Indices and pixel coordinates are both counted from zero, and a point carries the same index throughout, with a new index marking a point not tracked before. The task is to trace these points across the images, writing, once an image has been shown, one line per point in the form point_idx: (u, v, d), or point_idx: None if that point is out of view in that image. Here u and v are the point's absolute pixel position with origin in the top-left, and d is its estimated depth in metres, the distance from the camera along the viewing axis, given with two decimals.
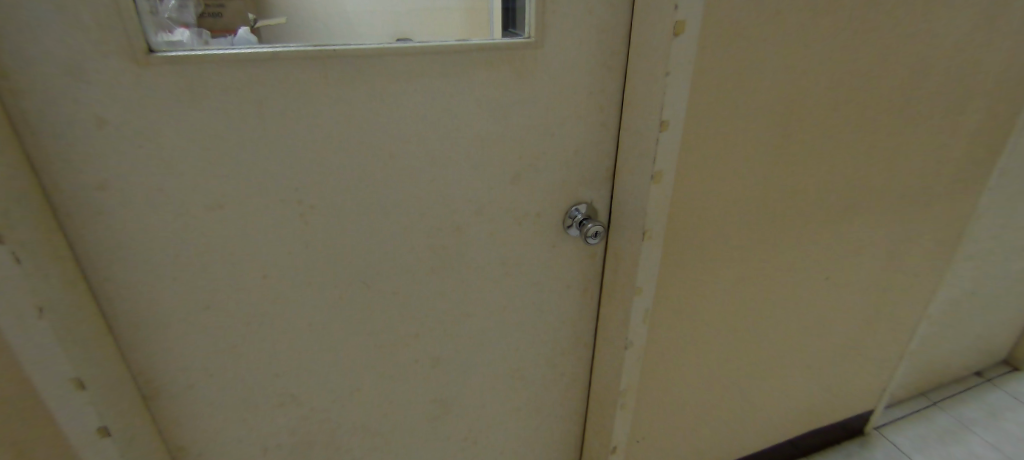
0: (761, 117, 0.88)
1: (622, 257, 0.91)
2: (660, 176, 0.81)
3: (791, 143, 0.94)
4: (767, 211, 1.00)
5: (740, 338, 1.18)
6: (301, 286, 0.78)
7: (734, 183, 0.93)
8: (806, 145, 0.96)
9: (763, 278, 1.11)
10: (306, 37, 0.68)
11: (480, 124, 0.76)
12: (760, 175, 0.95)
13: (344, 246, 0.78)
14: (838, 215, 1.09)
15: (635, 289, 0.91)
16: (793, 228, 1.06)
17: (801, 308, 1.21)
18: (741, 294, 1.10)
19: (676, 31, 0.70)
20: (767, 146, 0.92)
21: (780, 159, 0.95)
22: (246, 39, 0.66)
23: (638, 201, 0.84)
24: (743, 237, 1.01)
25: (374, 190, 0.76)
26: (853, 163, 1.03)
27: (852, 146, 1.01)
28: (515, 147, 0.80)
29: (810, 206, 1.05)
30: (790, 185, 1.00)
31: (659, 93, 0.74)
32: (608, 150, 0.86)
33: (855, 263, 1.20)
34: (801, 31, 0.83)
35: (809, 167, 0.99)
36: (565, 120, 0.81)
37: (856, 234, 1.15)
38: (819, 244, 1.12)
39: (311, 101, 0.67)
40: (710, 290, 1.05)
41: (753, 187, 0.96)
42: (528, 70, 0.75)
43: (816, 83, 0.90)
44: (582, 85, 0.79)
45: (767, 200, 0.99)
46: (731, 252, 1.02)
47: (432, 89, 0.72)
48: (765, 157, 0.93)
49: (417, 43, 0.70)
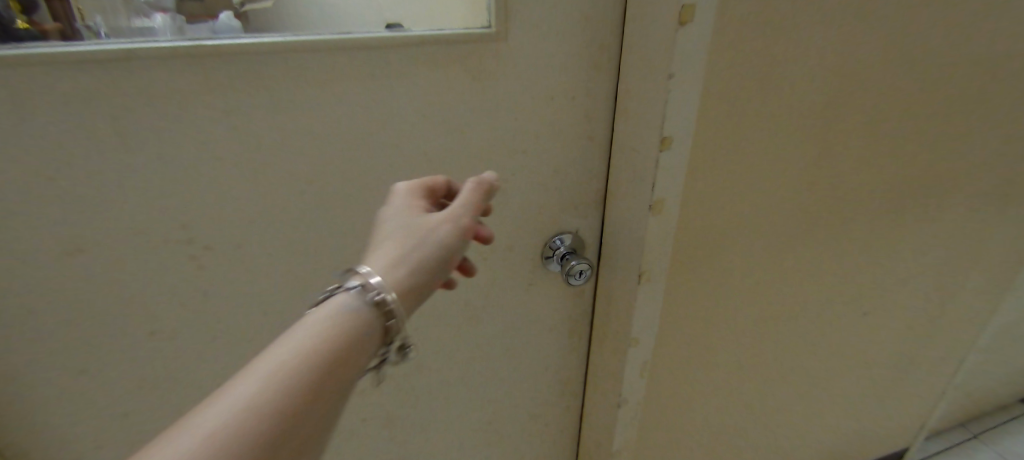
0: (789, 127, 0.70)
1: (615, 298, 0.74)
2: (660, 206, 0.63)
3: (826, 159, 0.76)
4: (794, 242, 0.83)
5: (757, 379, 1.00)
6: (203, 342, 0.62)
7: (753, 207, 0.75)
8: (844, 161, 0.77)
9: (785, 312, 0.93)
10: (292, 25, 0.53)
11: (428, 139, 0.59)
12: (786, 199, 0.77)
13: (252, 294, 0.61)
14: (880, 242, 0.91)
15: (627, 338, 0.74)
16: (822, 253, 0.88)
17: (827, 343, 1.04)
18: (760, 332, 0.93)
19: (682, 19, 0.51)
20: (795, 162, 0.74)
21: (808, 177, 0.76)
22: (228, 29, 0.51)
23: (632, 234, 0.67)
24: (763, 267, 0.83)
25: (293, 225, 0.59)
26: (901, 181, 0.85)
27: (901, 160, 0.82)
28: (475, 167, 0.63)
29: (844, 229, 0.86)
30: (822, 205, 0.81)
31: (660, 103, 0.56)
32: (596, 167, 0.69)
33: (896, 290, 1.02)
34: (846, 17, 0.64)
35: (845, 183, 0.80)
36: (538, 132, 0.63)
37: (898, 258, 0.96)
38: (854, 275, 0.94)
39: (190, 117, 0.49)
40: (721, 332, 0.88)
41: (776, 212, 0.78)
42: (487, 72, 0.58)
43: (861, 83, 0.70)
44: (559, 89, 0.61)
45: (792, 224, 0.81)
46: (747, 286, 0.84)
47: (360, 95, 0.54)
48: (791, 174, 0.75)
49: (364, 33, 0.53)
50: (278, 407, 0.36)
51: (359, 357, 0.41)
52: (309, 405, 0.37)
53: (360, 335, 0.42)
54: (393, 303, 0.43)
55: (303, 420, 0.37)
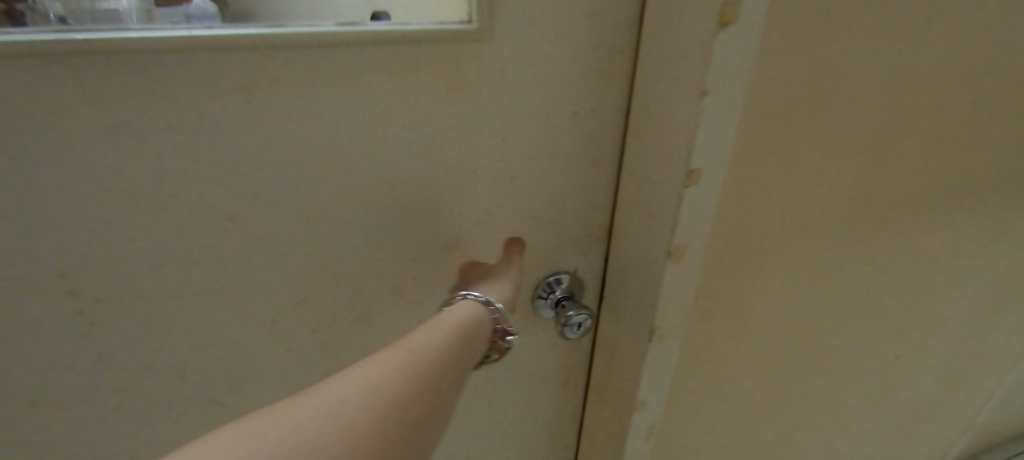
0: (848, 159, 0.56)
1: (618, 351, 0.62)
2: (680, 253, 0.50)
3: (891, 198, 0.61)
4: (841, 292, 0.69)
5: (780, 436, 0.87)
6: (100, 419, 0.47)
7: (794, 253, 0.62)
8: (913, 201, 0.63)
9: (822, 368, 0.79)
10: (261, 14, 0.42)
11: (391, 164, 0.47)
12: (839, 245, 0.63)
13: (163, 367, 0.47)
14: (944, 292, 0.76)
15: (631, 400, 0.62)
16: (877, 306, 0.73)
17: (869, 403, 0.89)
18: (790, 389, 0.79)
19: (723, 20, 0.38)
20: (852, 201, 0.60)
21: (867, 220, 0.62)
22: (205, 13, 0.41)
23: (644, 281, 0.55)
24: (801, 320, 0.70)
25: (215, 274, 0.45)
26: (980, 225, 0.70)
27: (982, 202, 0.67)
28: (452, 196, 0.51)
29: (906, 278, 0.71)
30: (881, 252, 0.66)
31: (689, 127, 0.44)
32: (600, 196, 0.57)
33: (955, 346, 0.87)
34: (931, 25, 0.50)
35: (913, 227, 0.65)
36: (530, 154, 0.52)
37: (964, 311, 0.81)
38: (911, 329, 0.80)
39: (55, 132, 0.35)
40: (745, 389, 0.75)
41: (822, 258, 0.64)
42: (466, 80, 0.45)
43: (941, 106, 0.56)
44: (557, 102, 0.50)
45: (841, 273, 0.67)
46: (779, 340, 0.71)
47: (301, 112, 0.41)
48: (846, 216, 0.61)
49: (301, 27, 0.39)
50: (421, 369, 0.40)
51: (466, 355, 0.44)
52: (428, 391, 0.39)
53: (477, 329, 0.47)
54: (501, 311, 0.49)
55: (420, 408, 0.38)
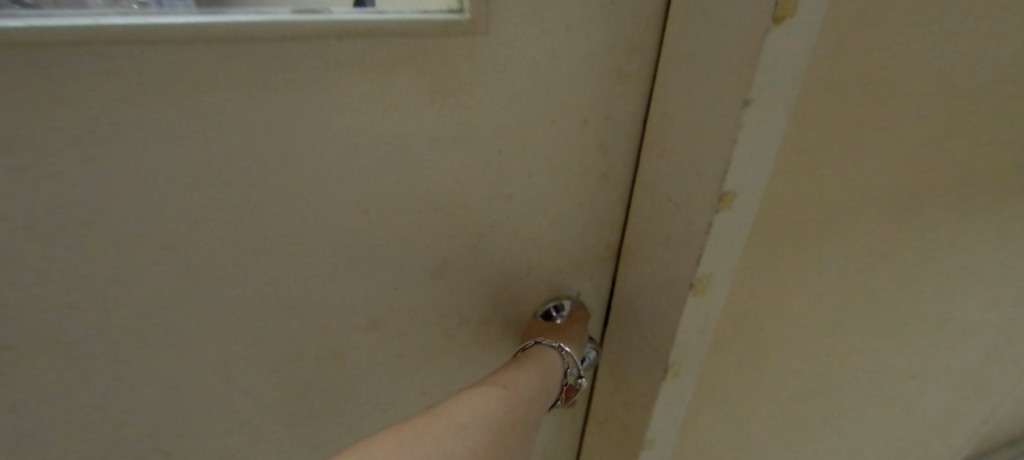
0: (889, 174, 0.50)
1: (625, 383, 0.56)
2: (704, 285, 0.44)
3: (936, 219, 0.55)
4: (874, 320, 0.63)
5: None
6: None
7: (821, 276, 0.56)
8: (960, 222, 0.56)
9: (849, 399, 0.72)
10: None
11: (367, 181, 0.40)
12: (872, 267, 0.57)
13: (89, 418, 0.39)
14: (986, 320, 0.69)
15: (639, 437, 0.56)
16: (911, 333, 0.66)
17: (896, 435, 0.82)
18: (811, 419, 0.73)
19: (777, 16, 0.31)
20: (892, 222, 0.54)
21: (907, 242, 0.56)
22: None
23: (660, 312, 0.48)
24: (825, 347, 0.64)
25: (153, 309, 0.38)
26: None
27: None
28: (437, 219, 0.44)
29: (944, 304, 0.65)
30: (920, 276, 0.60)
31: (726, 143, 0.36)
32: (611, 215, 0.50)
33: (992, 378, 0.80)
34: (998, 25, 0.43)
35: (957, 250, 0.59)
36: (530, 170, 0.44)
37: (1004, 339, 0.74)
38: (944, 358, 0.73)
39: None
40: (759, 418, 0.70)
41: (853, 282, 0.58)
42: (456, 85, 0.38)
43: (1001, 117, 0.50)
44: (567, 108, 0.42)
45: (875, 299, 0.60)
46: (799, 368, 0.65)
47: (249, 124, 0.34)
48: (884, 237, 0.55)
49: (246, 15, 0.31)
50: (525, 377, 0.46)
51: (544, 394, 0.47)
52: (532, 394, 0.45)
53: (553, 372, 0.49)
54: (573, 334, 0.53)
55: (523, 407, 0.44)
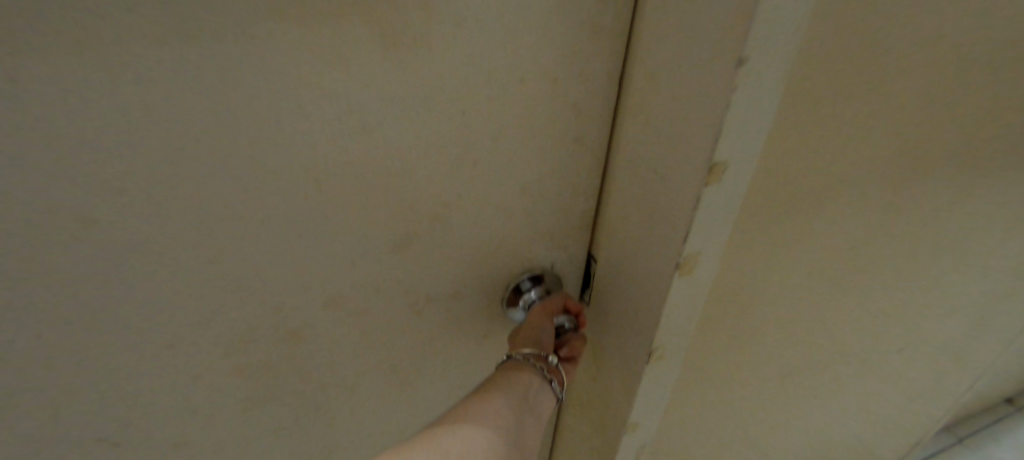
0: (873, 138, 0.48)
1: (610, 367, 0.53)
2: (692, 265, 0.39)
3: (921, 182, 0.53)
4: (859, 287, 0.61)
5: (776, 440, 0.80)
6: None
7: (808, 244, 0.53)
8: (945, 185, 0.55)
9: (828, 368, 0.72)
10: None
11: (314, 145, 0.36)
12: (859, 236, 0.55)
13: (36, 379, 0.39)
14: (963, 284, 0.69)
15: (621, 425, 0.53)
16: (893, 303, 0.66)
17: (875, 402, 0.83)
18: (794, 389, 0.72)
19: None
20: (878, 188, 0.51)
21: (894, 206, 0.54)
22: None
23: (646, 297, 0.44)
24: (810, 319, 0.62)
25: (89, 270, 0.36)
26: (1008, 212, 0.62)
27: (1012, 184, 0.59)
28: (396, 191, 0.41)
29: (926, 273, 0.64)
30: (905, 242, 0.58)
31: (716, 110, 0.31)
32: (587, 183, 0.47)
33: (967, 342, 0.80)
34: None
35: (942, 215, 0.57)
36: (496, 136, 0.41)
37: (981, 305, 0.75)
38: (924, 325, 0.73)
39: None
40: (740, 392, 0.69)
41: (840, 251, 0.55)
42: (408, 36, 0.34)
43: (987, 76, 0.48)
44: (531, 66, 0.38)
45: (860, 268, 0.59)
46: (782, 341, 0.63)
47: (177, 72, 0.31)
48: (871, 205, 0.52)
49: None
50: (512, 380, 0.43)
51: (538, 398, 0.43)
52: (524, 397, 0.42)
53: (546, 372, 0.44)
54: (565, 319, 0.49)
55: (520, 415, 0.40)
